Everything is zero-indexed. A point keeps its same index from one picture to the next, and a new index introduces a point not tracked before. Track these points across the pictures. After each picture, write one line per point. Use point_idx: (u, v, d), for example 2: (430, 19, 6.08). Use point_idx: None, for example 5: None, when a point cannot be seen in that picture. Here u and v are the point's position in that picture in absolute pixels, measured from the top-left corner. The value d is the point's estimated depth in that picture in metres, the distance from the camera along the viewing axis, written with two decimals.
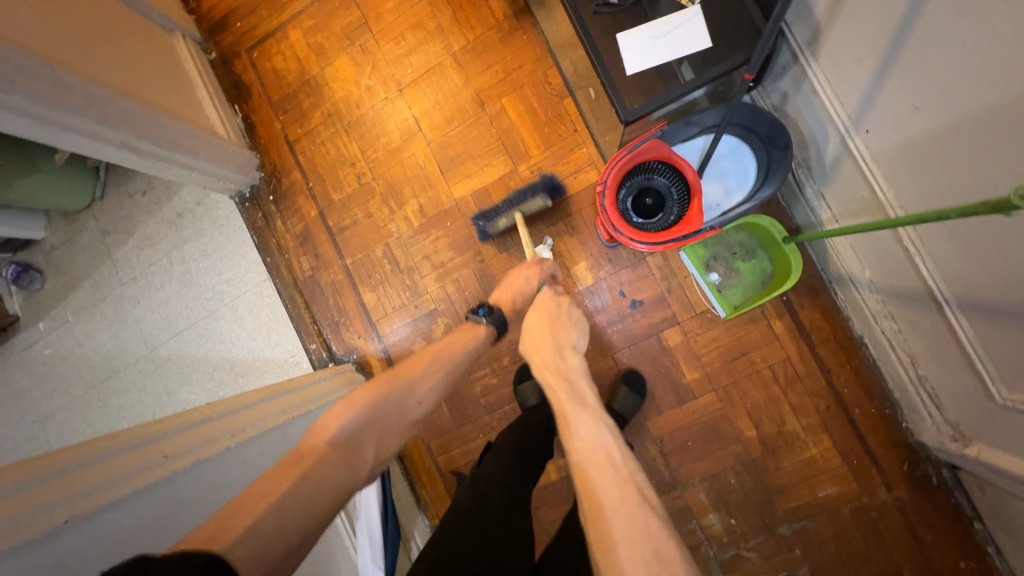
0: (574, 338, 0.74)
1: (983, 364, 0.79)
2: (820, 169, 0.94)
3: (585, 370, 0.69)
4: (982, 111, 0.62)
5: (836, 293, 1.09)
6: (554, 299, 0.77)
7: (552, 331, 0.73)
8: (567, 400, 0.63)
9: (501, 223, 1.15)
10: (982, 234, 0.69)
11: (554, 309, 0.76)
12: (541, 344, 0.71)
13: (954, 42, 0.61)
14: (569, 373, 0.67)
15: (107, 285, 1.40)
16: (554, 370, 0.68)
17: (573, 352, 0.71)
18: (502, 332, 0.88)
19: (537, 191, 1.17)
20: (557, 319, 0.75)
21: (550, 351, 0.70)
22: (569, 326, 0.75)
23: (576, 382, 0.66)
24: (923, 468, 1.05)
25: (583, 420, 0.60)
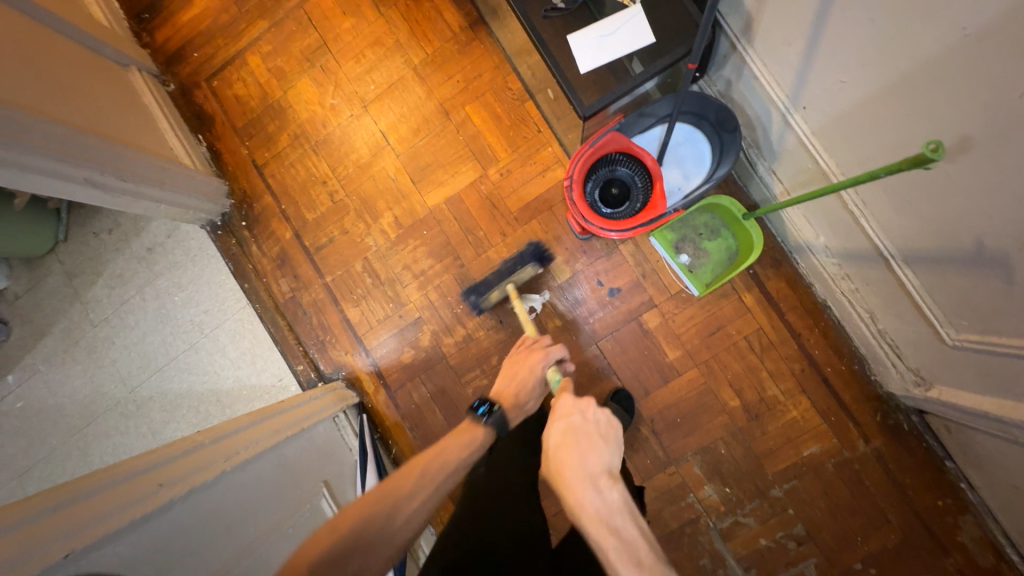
0: (606, 458, 0.65)
1: (932, 310, 0.86)
2: (768, 147, 1.01)
3: (630, 505, 0.60)
4: (899, 79, 0.69)
5: (797, 261, 1.15)
6: (578, 410, 0.70)
7: (580, 457, 0.64)
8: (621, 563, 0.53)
9: (491, 297, 1.20)
10: (912, 190, 0.76)
11: (581, 422, 0.69)
12: (572, 478, 0.62)
13: (865, 20, 0.68)
14: (611, 514, 0.58)
15: (79, 329, 1.36)
16: (592, 514, 0.58)
17: (609, 479, 0.62)
18: (502, 433, 0.84)
19: (527, 260, 1.21)
20: (584, 435, 0.67)
21: (583, 485, 0.61)
22: (597, 444, 0.66)
23: (621, 528, 0.57)
24: (895, 417, 1.12)
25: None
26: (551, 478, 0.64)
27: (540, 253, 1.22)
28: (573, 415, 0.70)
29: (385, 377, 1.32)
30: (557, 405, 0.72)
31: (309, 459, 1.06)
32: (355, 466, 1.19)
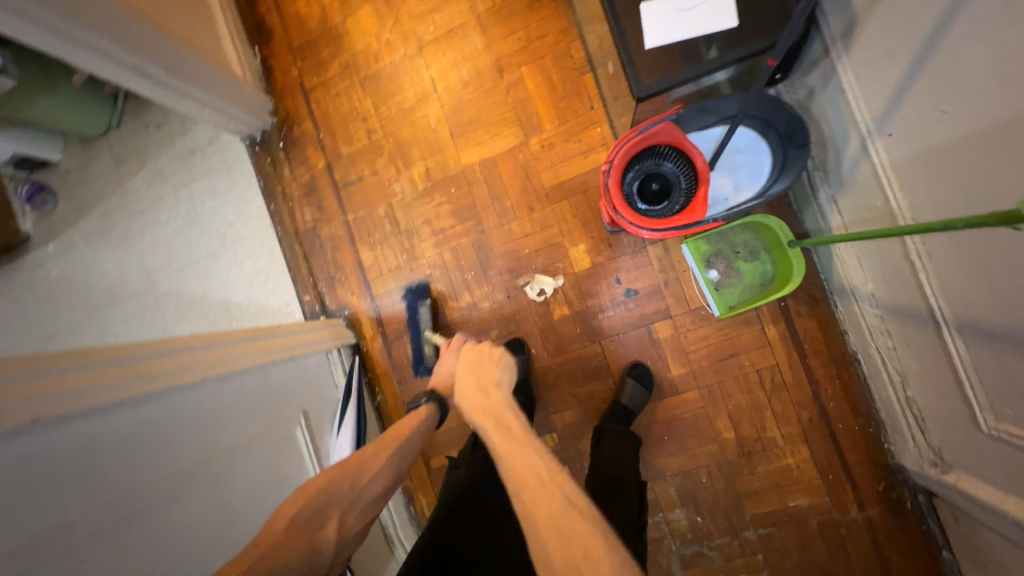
0: (497, 377, 0.80)
1: (973, 390, 0.77)
2: (837, 173, 0.91)
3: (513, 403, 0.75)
4: (1008, 119, 0.57)
5: (836, 304, 1.06)
6: (476, 345, 0.86)
7: (477, 375, 0.80)
8: (497, 436, 0.68)
9: (428, 353, 1.27)
10: (992, 253, 0.66)
11: (477, 351, 0.85)
12: (469, 389, 0.78)
13: (989, 44, 0.57)
14: (497, 409, 0.73)
15: (116, 215, 1.42)
16: (482, 410, 0.73)
17: (499, 389, 0.78)
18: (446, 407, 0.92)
19: (416, 308, 1.28)
20: (480, 360, 0.83)
21: (477, 394, 0.76)
22: (494, 366, 0.82)
23: (503, 416, 0.72)
24: (899, 491, 1.04)
25: (514, 449, 0.65)
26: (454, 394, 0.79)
27: (415, 293, 1.28)
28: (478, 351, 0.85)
29: (384, 325, 1.32)
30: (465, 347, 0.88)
31: (293, 385, 1.08)
32: (336, 403, 1.22)
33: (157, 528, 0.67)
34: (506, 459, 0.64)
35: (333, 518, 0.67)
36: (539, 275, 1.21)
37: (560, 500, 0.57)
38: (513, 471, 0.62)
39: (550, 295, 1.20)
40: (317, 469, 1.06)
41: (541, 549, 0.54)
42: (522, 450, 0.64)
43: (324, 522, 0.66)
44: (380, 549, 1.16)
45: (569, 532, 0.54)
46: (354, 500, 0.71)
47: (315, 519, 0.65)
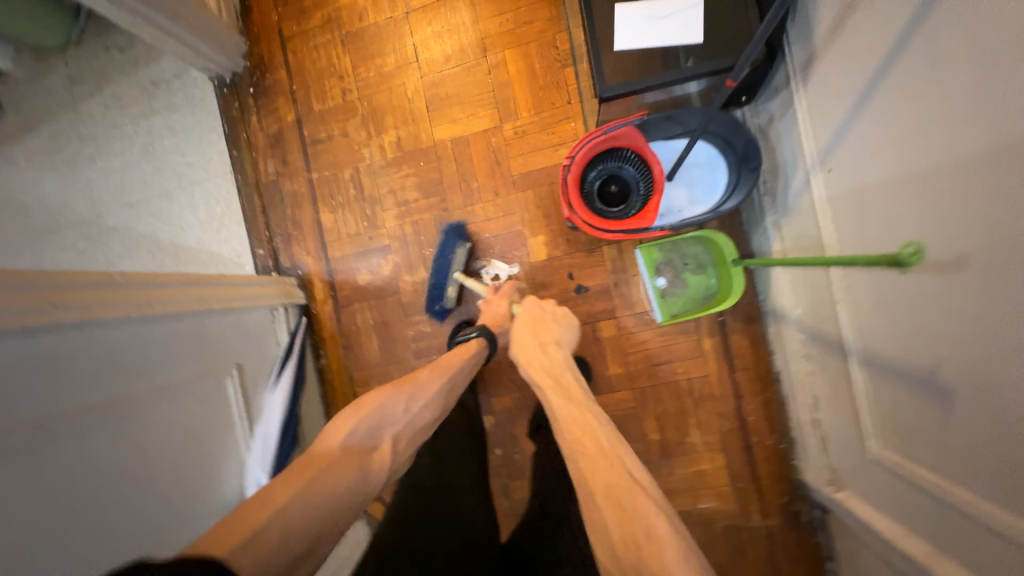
0: (558, 336, 0.92)
1: (868, 418, 0.83)
2: (783, 200, 0.95)
3: (570, 364, 0.87)
4: (929, 168, 0.61)
5: (768, 325, 1.11)
6: (538, 304, 0.99)
7: (538, 333, 0.92)
8: (554, 394, 0.79)
9: (450, 295, 1.20)
10: (896, 293, 0.71)
11: (539, 309, 0.98)
12: (529, 345, 0.90)
13: (918, 96, 0.61)
14: (555, 367, 0.85)
15: (66, 137, 1.35)
16: (540, 367, 0.86)
17: (557, 347, 0.90)
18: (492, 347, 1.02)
19: (452, 246, 1.19)
20: (542, 318, 0.96)
21: (534, 349, 0.89)
22: (553, 325, 0.94)
23: (559, 375, 0.84)
24: (798, 505, 1.11)
25: (569, 409, 0.76)
26: (514, 348, 0.91)
27: (457, 232, 1.19)
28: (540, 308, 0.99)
29: (336, 289, 1.31)
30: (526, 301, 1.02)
31: (230, 336, 1.07)
32: (276, 361, 1.21)
33: (52, 460, 0.66)
34: (568, 419, 0.74)
35: (385, 439, 0.75)
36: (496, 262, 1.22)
37: (622, 472, 0.63)
38: (571, 425, 0.73)
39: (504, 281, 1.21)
40: (245, 422, 1.05)
41: (600, 517, 0.60)
42: (578, 410, 0.75)
43: (376, 443, 0.73)
44: None
45: (630, 507, 0.58)
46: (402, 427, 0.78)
47: (370, 441, 0.73)
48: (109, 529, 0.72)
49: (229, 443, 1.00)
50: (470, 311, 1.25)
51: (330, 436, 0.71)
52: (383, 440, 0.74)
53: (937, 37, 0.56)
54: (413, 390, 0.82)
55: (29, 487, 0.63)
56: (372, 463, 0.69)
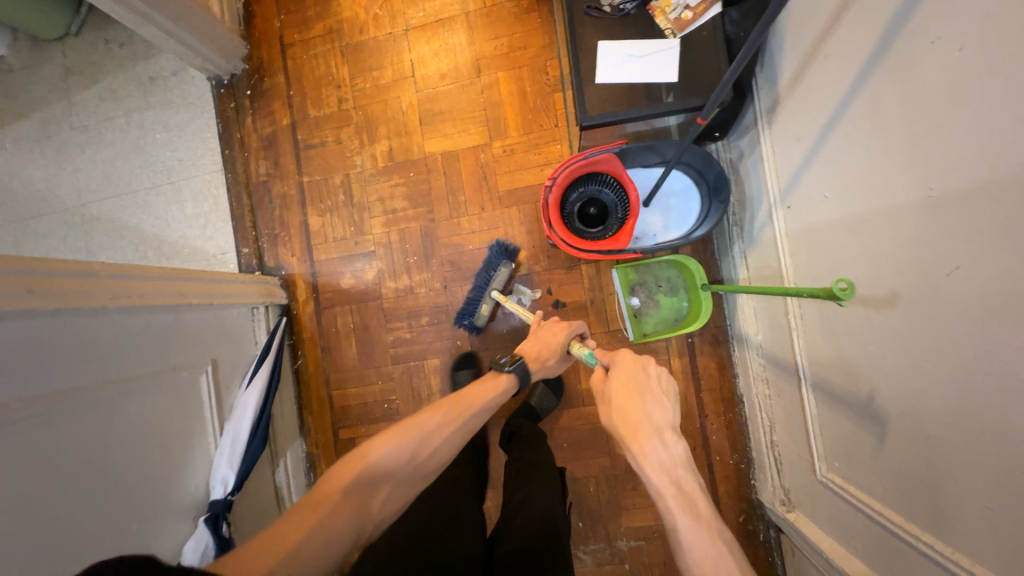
0: (670, 415, 0.69)
1: (816, 442, 0.88)
2: (750, 232, 1.01)
3: (694, 465, 0.64)
4: (867, 212, 0.67)
5: (734, 348, 1.16)
6: (641, 367, 0.74)
7: (647, 409, 0.69)
8: (682, 511, 0.58)
9: (483, 313, 1.20)
10: (841, 325, 0.77)
11: (641, 374, 0.74)
12: (639, 426, 0.67)
13: (862, 146, 0.67)
14: (675, 466, 0.63)
15: (56, 125, 1.36)
16: (653, 460, 0.63)
17: (671, 433, 0.67)
18: (524, 383, 0.91)
19: (496, 263, 1.20)
20: (647, 388, 0.72)
21: (649, 437, 0.65)
22: (661, 399, 0.70)
23: (680, 479, 0.61)
24: (755, 524, 1.15)
25: (700, 539, 0.56)
26: (617, 426, 0.69)
27: (506, 250, 1.20)
28: (639, 372, 0.74)
29: (319, 292, 1.33)
30: (623, 355, 0.78)
31: (207, 332, 1.07)
32: (252, 359, 1.21)
33: (20, 446, 0.67)
34: (699, 553, 0.55)
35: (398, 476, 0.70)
36: (521, 284, 1.24)
37: None
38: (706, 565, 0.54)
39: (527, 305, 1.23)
40: (214, 418, 1.05)
41: None
42: (713, 544, 0.55)
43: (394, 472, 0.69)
44: (267, 507, 1.17)
45: None
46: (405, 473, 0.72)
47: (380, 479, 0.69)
48: (67, 519, 0.72)
49: (197, 439, 1.01)
50: (500, 331, 1.25)
51: (334, 477, 0.67)
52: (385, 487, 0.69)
53: (877, 96, 0.63)
54: (423, 434, 0.75)
55: None
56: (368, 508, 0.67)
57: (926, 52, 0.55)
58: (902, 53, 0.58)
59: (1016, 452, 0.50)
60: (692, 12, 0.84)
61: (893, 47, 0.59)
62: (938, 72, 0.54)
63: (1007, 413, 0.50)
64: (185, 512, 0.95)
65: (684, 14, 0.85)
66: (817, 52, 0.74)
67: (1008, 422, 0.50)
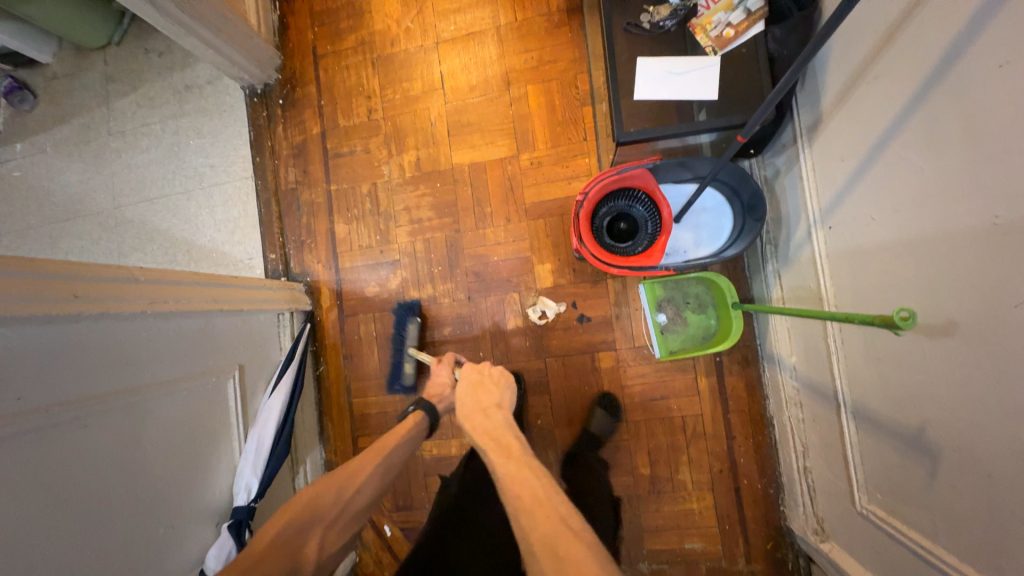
0: (497, 397, 0.89)
1: (856, 471, 0.84)
2: (785, 251, 0.99)
3: (511, 423, 0.82)
4: (920, 237, 0.65)
5: (764, 368, 1.13)
6: (476, 369, 0.96)
7: (480, 396, 0.88)
8: (494, 456, 0.72)
9: (407, 371, 1.23)
10: (887, 352, 0.74)
11: (480, 371, 0.96)
12: (470, 410, 0.85)
13: (916, 168, 0.65)
14: (495, 428, 0.79)
15: (95, 130, 1.41)
16: (480, 427, 0.80)
17: (498, 408, 0.85)
18: (436, 419, 0.97)
19: (404, 323, 1.25)
20: (481, 380, 0.94)
21: (476, 414, 0.83)
22: (493, 387, 0.91)
23: (500, 436, 0.77)
24: (784, 552, 1.11)
25: (508, 465, 0.69)
26: (457, 415, 0.85)
27: (407, 308, 1.26)
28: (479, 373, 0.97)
29: (342, 299, 1.33)
30: (465, 368, 0.98)
31: (236, 339, 1.08)
32: (276, 365, 1.21)
33: (58, 448, 0.68)
34: (507, 479, 0.67)
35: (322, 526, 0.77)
36: (544, 298, 1.23)
37: (557, 521, 0.57)
38: (509, 485, 0.65)
39: (551, 319, 1.22)
40: (240, 425, 1.06)
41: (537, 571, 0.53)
42: (518, 469, 0.68)
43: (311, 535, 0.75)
44: None
45: (563, 554, 0.53)
46: (335, 517, 0.79)
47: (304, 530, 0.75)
48: (97, 523, 0.72)
49: (223, 445, 1.01)
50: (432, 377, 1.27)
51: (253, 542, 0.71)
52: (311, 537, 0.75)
53: (935, 119, 0.61)
54: (342, 482, 0.81)
55: (28, 475, 0.64)
56: (300, 560, 0.72)
57: (993, 76, 0.53)
58: (964, 76, 0.56)
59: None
60: (734, 30, 0.83)
61: (954, 70, 0.57)
62: (1005, 97, 0.51)
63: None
64: (208, 518, 0.95)
65: (726, 31, 0.84)
66: (867, 71, 0.72)
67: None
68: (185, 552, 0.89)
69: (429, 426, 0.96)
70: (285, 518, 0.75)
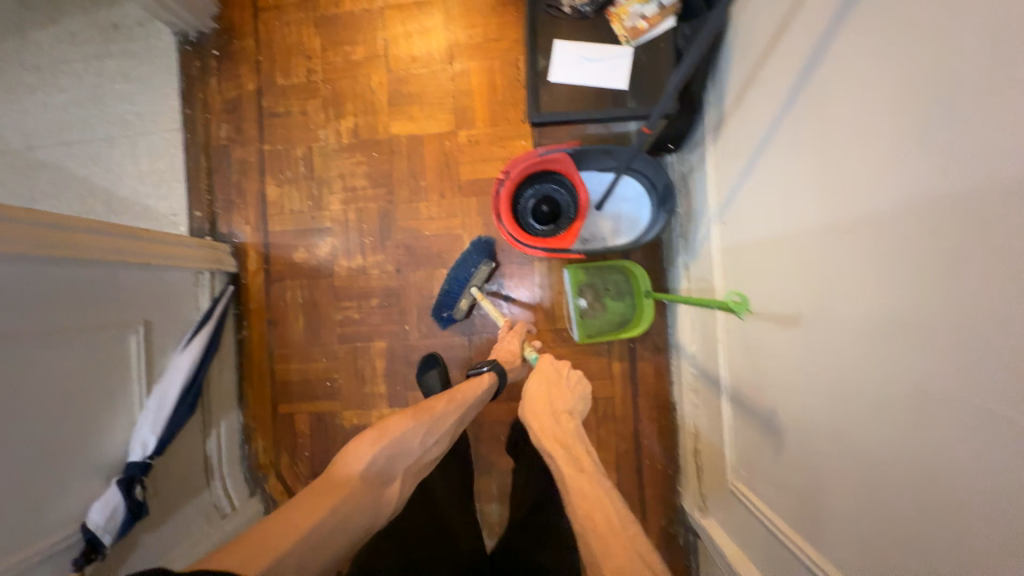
0: (569, 404, 0.91)
1: (728, 450, 0.91)
2: (693, 244, 1.04)
3: (579, 434, 0.86)
4: (782, 234, 0.70)
5: (672, 356, 1.20)
6: (555, 366, 0.96)
7: (552, 402, 0.90)
8: (566, 467, 0.77)
9: (461, 306, 1.20)
10: (755, 339, 0.80)
11: (551, 372, 0.96)
12: (541, 411, 0.88)
13: (783, 169, 0.70)
14: (565, 436, 0.84)
15: (8, 63, 1.31)
16: (549, 434, 0.84)
17: (568, 416, 0.89)
18: (501, 386, 1.01)
19: (480, 261, 1.17)
20: (554, 379, 0.94)
21: (548, 418, 0.87)
22: (568, 393, 0.93)
23: (571, 448, 0.81)
24: (676, 528, 1.19)
25: (580, 482, 0.74)
26: (527, 412, 0.89)
27: (489, 248, 1.19)
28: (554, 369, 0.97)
29: (270, 263, 1.31)
30: (543, 358, 0.99)
31: (142, 292, 1.05)
32: (191, 325, 1.18)
33: None
34: (577, 493, 0.72)
35: (399, 470, 0.77)
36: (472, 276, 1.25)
37: (632, 552, 0.61)
38: (580, 508, 0.69)
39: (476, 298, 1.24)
40: (142, 378, 1.03)
41: None
42: (589, 486, 0.73)
43: (389, 477, 0.76)
44: (193, 476, 1.15)
45: None
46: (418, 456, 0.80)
47: (386, 470, 0.75)
48: None
49: (121, 398, 0.98)
50: (357, 346, 1.28)
51: (348, 464, 0.74)
52: (396, 474, 0.77)
53: (796, 124, 0.66)
54: (429, 424, 0.83)
55: None
56: (385, 495, 0.74)
57: (836, 86, 0.58)
58: (817, 86, 0.61)
59: (890, 468, 0.53)
60: (647, 22, 0.85)
61: (811, 79, 0.62)
62: (845, 104, 0.56)
63: (885, 434, 0.53)
64: (98, 471, 0.93)
65: (639, 23, 0.85)
66: (756, 75, 0.76)
67: (888, 441, 0.53)
68: (69, 503, 0.87)
69: (494, 388, 0.99)
70: (379, 443, 0.76)
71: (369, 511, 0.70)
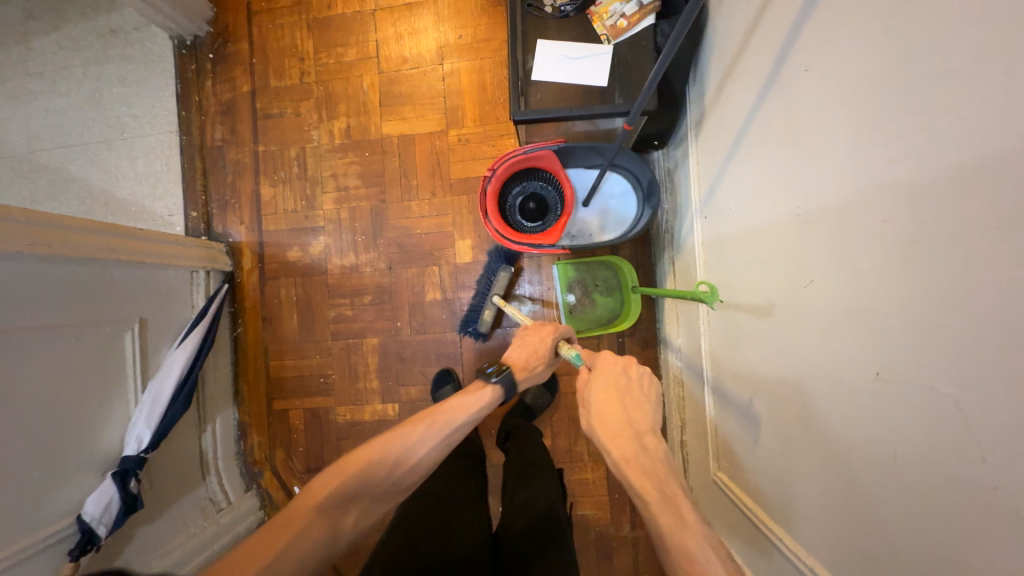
0: (650, 418, 0.68)
1: (712, 441, 0.92)
2: (678, 239, 1.06)
3: (672, 461, 0.63)
4: (759, 226, 0.72)
5: (660, 350, 1.21)
6: (623, 366, 0.74)
7: (626, 412, 0.68)
8: (663, 515, 0.55)
9: (484, 318, 1.19)
10: (734, 329, 0.81)
11: (621, 372, 0.73)
12: (618, 429, 0.66)
13: (757, 163, 0.71)
14: (656, 468, 0.61)
15: (11, 69, 1.34)
16: (633, 462, 0.61)
17: (653, 435, 0.65)
18: (511, 394, 0.84)
19: (498, 268, 1.20)
20: (624, 387, 0.71)
21: (629, 443, 0.64)
22: (644, 402, 0.69)
23: (667, 482, 0.59)
24: None
25: (683, 540, 0.52)
26: (596, 428, 0.67)
27: (507, 255, 1.20)
28: (622, 371, 0.73)
29: (264, 262, 1.33)
30: (602, 355, 0.77)
31: (137, 290, 1.07)
32: (185, 323, 1.20)
33: None
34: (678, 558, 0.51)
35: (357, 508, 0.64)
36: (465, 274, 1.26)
37: None
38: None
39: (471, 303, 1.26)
40: (136, 374, 1.05)
41: None
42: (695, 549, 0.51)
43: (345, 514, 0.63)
44: (188, 471, 1.17)
45: None
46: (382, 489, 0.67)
47: (341, 506, 0.63)
48: None
49: (117, 394, 1.01)
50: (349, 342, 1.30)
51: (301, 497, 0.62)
52: (353, 510, 0.63)
53: (769, 118, 0.68)
54: (401, 449, 0.69)
55: None
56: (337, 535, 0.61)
57: (803, 79, 0.59)
58: (786, 80, 0.63)
59: (855, 449, 0.54)
60: (627, 21, 0.88)
61: (782, 72, 0.64)
62: (812, 97, 0.58)
63: (852, 417, 0.54)
64: (94, 464, 0.95)
65: (619, 22, 0.88)
66: (733, 70, 0.78)
67: (854, 423, 0.54)
68: (65, 496, 0.89)
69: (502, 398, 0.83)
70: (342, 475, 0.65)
71: (316, 551, 0.59)
